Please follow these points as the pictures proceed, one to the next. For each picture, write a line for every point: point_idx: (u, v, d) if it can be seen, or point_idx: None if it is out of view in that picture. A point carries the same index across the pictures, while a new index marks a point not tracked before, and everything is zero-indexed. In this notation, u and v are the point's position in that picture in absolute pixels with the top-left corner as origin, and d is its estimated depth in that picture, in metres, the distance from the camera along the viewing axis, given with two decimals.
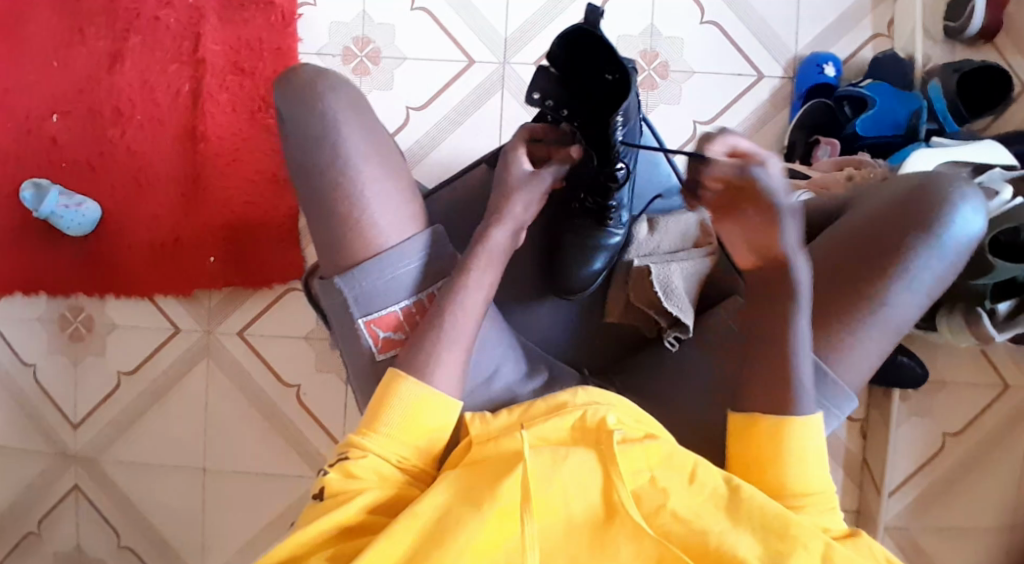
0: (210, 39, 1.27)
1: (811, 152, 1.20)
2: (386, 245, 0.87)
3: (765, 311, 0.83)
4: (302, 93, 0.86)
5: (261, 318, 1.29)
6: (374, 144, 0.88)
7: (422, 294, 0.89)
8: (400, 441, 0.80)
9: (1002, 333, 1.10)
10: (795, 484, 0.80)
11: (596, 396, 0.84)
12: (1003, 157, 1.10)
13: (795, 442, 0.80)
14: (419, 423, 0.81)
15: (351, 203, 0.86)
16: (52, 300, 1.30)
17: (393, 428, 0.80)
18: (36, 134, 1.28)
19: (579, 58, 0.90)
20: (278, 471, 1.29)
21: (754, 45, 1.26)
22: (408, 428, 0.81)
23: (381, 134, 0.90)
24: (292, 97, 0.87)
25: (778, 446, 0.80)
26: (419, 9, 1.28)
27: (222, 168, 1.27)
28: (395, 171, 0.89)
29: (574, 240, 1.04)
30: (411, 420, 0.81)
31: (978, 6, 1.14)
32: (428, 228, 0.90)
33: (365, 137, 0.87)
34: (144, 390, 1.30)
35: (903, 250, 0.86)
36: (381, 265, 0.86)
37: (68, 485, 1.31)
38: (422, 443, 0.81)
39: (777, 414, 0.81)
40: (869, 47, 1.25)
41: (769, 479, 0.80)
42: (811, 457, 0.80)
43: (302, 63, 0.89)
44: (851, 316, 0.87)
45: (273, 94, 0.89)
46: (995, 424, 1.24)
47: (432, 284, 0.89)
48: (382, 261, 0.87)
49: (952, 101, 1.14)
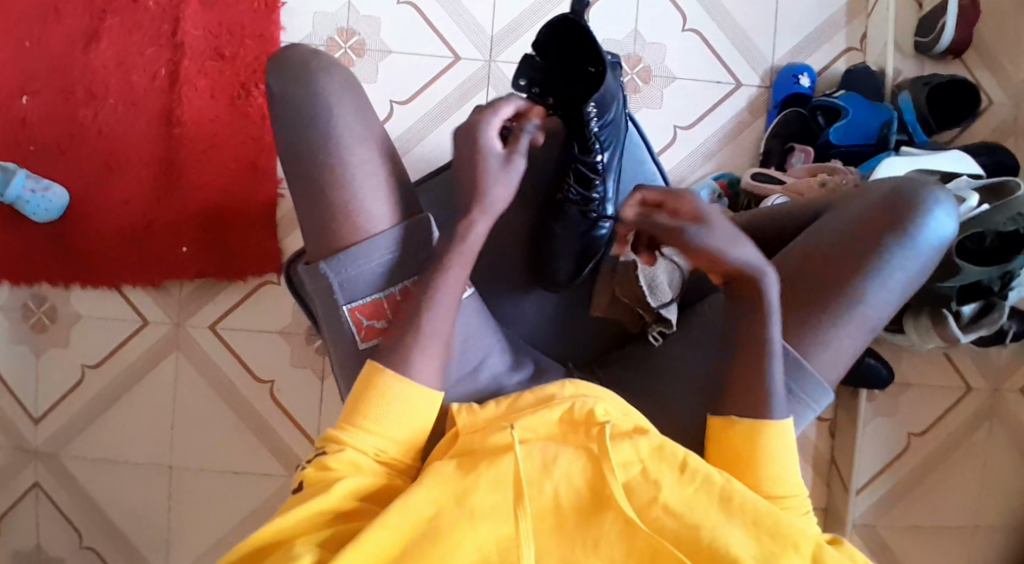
0: (190, 24, 1.24)
1: (786, 159, 1.24)
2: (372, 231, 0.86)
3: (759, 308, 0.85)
4: (299, 77, 0.85)
5: (235, 311, 1.26)
6: (365, 130, 0.87)
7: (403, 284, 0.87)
8: (381, 434, 0.79)
9: (967, 334, 1.15)
10: (772, 484, 0.81)
11: (583, 390, 0.84)
12: (969, 167, 1.16)
13: (767, 443, 0.82)
14: (403, 418, 0.79)
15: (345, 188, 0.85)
16: (15, 288, 1.25)
17: (375, 422, 0.79)
18: (4, 115, 1.23)
19: (565, 47, 0.95)
20: (250, 469, 1.26)
21: (733, 54, 1.29)
22: (390, 421, 0.79)
23: (375, 122, 0.89)
24: (289, 79, 0.86)
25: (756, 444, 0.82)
26: (405, 3, 1.28)
27: (199, 155, 1.24)
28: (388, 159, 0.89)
29: (562, 233, 1.05)
30: (392, 414, 0.79)
31: (948, 23, 1.19)
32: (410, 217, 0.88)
33: (361, 122, 0.87)
34: (110, 383, 1.26)
35: (878, 250, 0.89)
36: (362, 252, 0.85)
37: (27, 482, 1.26)
38: (405, 438, 0.80)
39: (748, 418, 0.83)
40: (842, 60, 1.29)
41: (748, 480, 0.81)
42: (785, 459, 0.82)
43: (296, 48, 0.88)
44: (834, 312, 0.89)
45: (269, 76, 0.87)
46: (956, 426, 1.28)
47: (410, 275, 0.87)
48: (362, 247, 0.85)
49: (921, 113, 1.19)
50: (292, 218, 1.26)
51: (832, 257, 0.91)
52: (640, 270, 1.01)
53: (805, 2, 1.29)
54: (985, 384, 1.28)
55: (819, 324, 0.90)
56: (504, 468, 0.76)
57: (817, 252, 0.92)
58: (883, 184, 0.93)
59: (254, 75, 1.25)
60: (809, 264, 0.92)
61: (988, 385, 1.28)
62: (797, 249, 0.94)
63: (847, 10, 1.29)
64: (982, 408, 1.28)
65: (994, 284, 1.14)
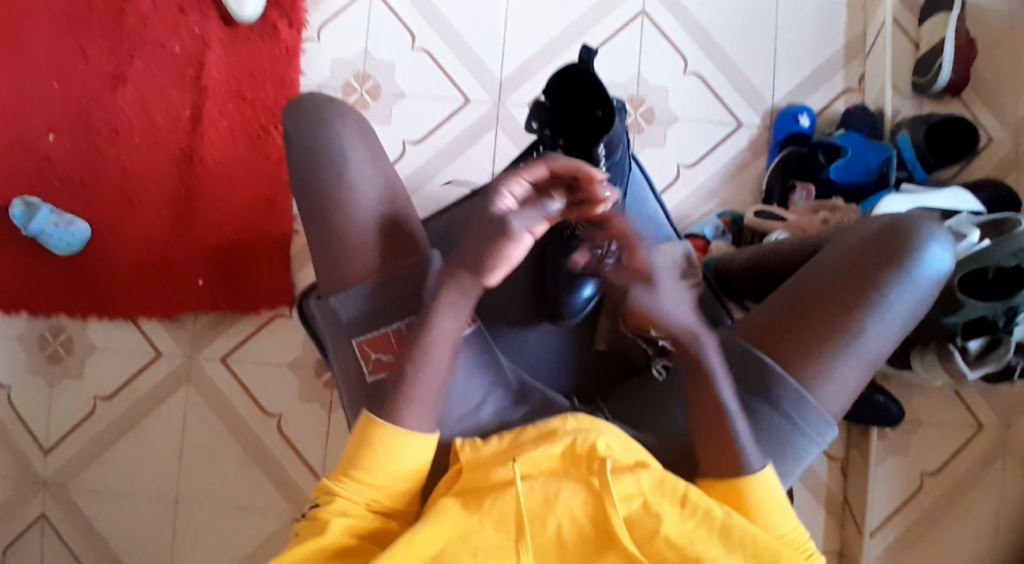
0: (214, 68, 1.30)
1: (788, 196, 1.26)
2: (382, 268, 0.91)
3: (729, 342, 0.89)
4: None
5: (246, 343, 1.29)
6: (374, 169, 0.93)
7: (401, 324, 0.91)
8: (371, 482, 0.84)
9: (973, 370, 1.15)
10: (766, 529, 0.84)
11: (585, 424, 0.89)
12: (970, 204, 1.17)
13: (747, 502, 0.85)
14: (394, 465, 0.84)
15: (354, 220, 0.91)
16: (33, 319, 1.28)
17: (367, 470, 0.84)
18: (31, 151, 1.29)
19: (576, 92, 0.99)
20: (255, 503, 1.26)
21: (734, 96, 1.33)
22: (379, 469, 0.84)
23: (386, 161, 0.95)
24: None
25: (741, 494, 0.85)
26: (419, 49, 1.34)
27: (217, 191, 1.28)
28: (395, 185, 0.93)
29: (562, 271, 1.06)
30: (383, 462, 0.84)
31: (945, 63, 1.22)
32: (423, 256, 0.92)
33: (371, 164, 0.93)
34: (120, 414, 1.27)
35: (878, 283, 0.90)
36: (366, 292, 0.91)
37: (34, 513, 1.26)
38: (393, 484, 0.84)
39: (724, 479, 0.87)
40: (841, 101, 1.32)
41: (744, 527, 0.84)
42: (771, 510, 0.85)
43: (314, 96, 0.96)
44: (833, 342, 0.90)
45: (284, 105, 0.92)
46: (970, 465, 1.26)
47: (405, 316, 0.91)
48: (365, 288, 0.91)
49: (921, 151, 1.22)
50: (305, 252, 1.29)
51: (830, 288, 0.91)
52: None
53: (803, 47, 1.34)
54: (997, 421, 1.27)
55: (819, 353, 0.90)
56: (507, 502, 0.82)
57: (815, 284, 0.93)
58: (881, 219, 0.94)
59: (274, 117, 1.30)
60: (808, 294, 0.93)
61: (1001, 422, 1.27)
62: (795, 281, 0.95)
63: (844, 54, 1.34)
64: (994, 447, 1.26)
65: (999, 319, 1.13)
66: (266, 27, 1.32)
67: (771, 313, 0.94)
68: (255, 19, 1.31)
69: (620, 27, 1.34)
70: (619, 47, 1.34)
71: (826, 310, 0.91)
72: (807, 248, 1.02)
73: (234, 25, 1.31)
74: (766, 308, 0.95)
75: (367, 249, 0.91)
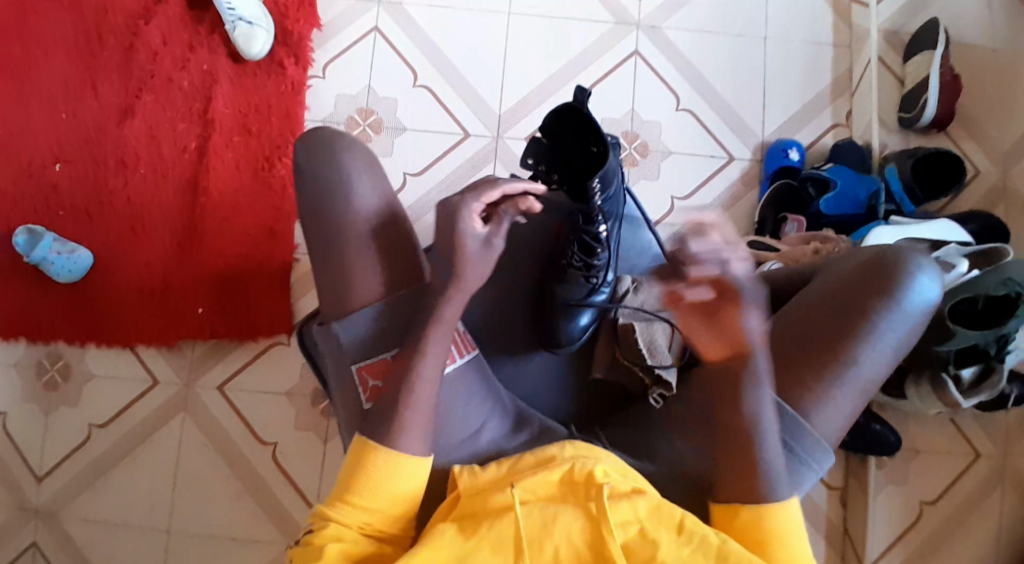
0: (221, 103, 1.33)
1: (780, 228, 1.29)
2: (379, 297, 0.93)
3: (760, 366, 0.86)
4: None
5: (244, 371, 1.29)
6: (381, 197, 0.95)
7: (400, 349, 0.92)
8: (367, 508, 0.85)
9: (968, 399, 1.16)
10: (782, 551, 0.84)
11: (583, 450, 0.91)
12: (958, 234, 1.20)
13: (777, 527, 0.84)
14: (392, 492, 0.85)
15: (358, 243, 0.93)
16: (31, 346, 1.29)
17: (364, 496, 0.85)
18: (38, 180, 1.31)
19: (570, 129, 1.03)
20: (250, 532, 1.25)
21: (726, 132, 1.37)
22: (375, 495, 0.85)
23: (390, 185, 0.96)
24: None
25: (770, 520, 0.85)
26: (421, 86, 1.38)
27: (220, 221, 1.30)
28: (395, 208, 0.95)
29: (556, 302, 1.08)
30: (380, 489, 0.85)
31: (930, 99, 1.26)
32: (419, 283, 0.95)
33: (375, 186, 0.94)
34: (115, 442, 1.27)
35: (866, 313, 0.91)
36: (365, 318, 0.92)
37: (24, 542, 1.24)
38: (388, 510, 0.85)
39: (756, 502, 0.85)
40: (829, 136, 1.36)
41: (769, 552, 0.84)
42: (795, 539, 0.85)
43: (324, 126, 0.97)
44: (825, 372, 0.91)
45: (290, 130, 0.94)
46: (969, 495, 1.26)
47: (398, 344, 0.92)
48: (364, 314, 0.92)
49: (908, 183, 1.24)
50: (305, 281, 1.31)
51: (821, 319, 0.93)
52: (638, 331, 1.04)
53: (793, 85, 1.38)
54: (994, 450, 1.27)
55: (814, 383, 0.91)
56: (505, 527, 0.83)
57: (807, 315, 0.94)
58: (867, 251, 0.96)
59: (277, 150, 1.33)
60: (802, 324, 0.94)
61: (998, 451, 1.27)
62: (788, 313, 0.96)
63: (833, 91, 1.38)
64: (992, 476, 1.26)
65: (991, 347, 1.14)
66: (272, 63, 1.36)
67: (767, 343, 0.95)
68: (262, 56, 1.35)
69: (616, 65, 1.39)
70: (615, 85, 1.38)
71: (815, 341, 0.92)
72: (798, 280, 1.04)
73: (242, 61, 1.35)
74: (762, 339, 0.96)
75: (368, 269, 0.93)
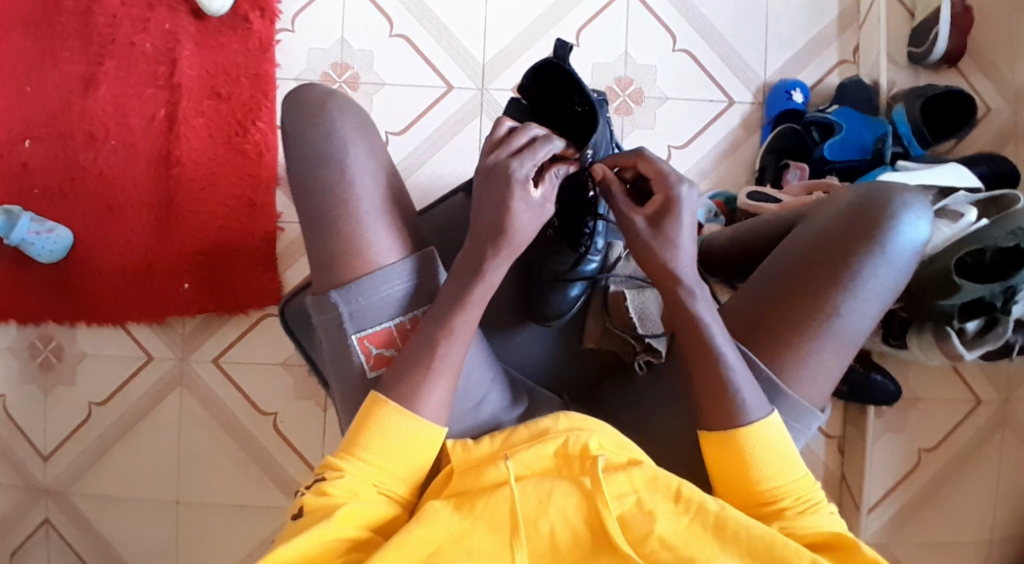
0: (187, 64, 1.27)
1: (781, 176, 1.23)
2: (378, 265, 0.85)
3: (815, 288, 0.85)
4: (297, 116, 0.87)
5: (236, 344, 1.28)
6: (370, 153, 0.87)
7: (406, 317, 0.86)
8: (383, 467, 0.80)
9: (971, 351, 1.11)
10: (769, 484, 0.79)
11: (578, 422, 0.85)
12: (969, 180, 1.12)
13: (754, 455, 0.80)
14: (410, 451, 0.80)
15: (340, 225, 0.85)
16: (22, 328, 1.28)
17: (381, 455, 0.80)
18: (8, 159, 1.27)
19: (553, 91, 0.92)
20: (256, 501, 1.26)
21: (725, 73, 1.29)
22: (392, 453, 0.80)
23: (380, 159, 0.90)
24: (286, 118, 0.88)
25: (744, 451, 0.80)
26: (397, 36, 1.30)
27: (197, 193, 1.26)
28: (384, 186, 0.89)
29: (547, 270, 0.99)
30: (397, 449, 0.80)
31: (940, 33, 1.18)
32: (419, 252, 0.88)
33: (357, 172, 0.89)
34: (115, 420, 1.27)
35: (852, 259, 0.85)
36: (372, 283, 0.84)
37: (37, 519, 1.27)
38: (402, 471, 0.81)
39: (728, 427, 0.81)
40: (835, 73, 1.29)
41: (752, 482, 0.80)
42: (779, 465, 0.80)
43: (300, 92, 0.89)
44: (808, 330, 0.85)
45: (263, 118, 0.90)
46: (968, 440, 1.26)
47: (418, 308, 0.87)
48: (373, 279, 0.84)
49: (916, 125, 1.17)
50: (293, 249, 1.28)
51: (804, 273, 0.87)
52: (629, 299, 0.98)
53: (795, 19, 1.29)
54: (994, 396, 1.27)
55: (795, 343, 0.85)
56: (501, 505, 0.78)
57: (788, 263, 0.88)
58: (855, 191, 0.90)
59: (250, 113, 1.28)
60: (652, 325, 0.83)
61: (998, 396, 1.27)
62: (772, 261, 0.90)
63: (838, 24, 1.29)
64: (992, 421, 1.26)
65: (997, 300, 1.08)
66: (237, 18, 1.28)
67: (757, 298, 0.89)
68: (226, 12, 1.28)
69: (604, 4, 1.30)
70: (604, 26, 1.30)
71: (792, 281, 0.87)
72: (779, 228, 0.98)
73: (205, 19, 1.28)
74: (751, 288, 0.90)
75: None
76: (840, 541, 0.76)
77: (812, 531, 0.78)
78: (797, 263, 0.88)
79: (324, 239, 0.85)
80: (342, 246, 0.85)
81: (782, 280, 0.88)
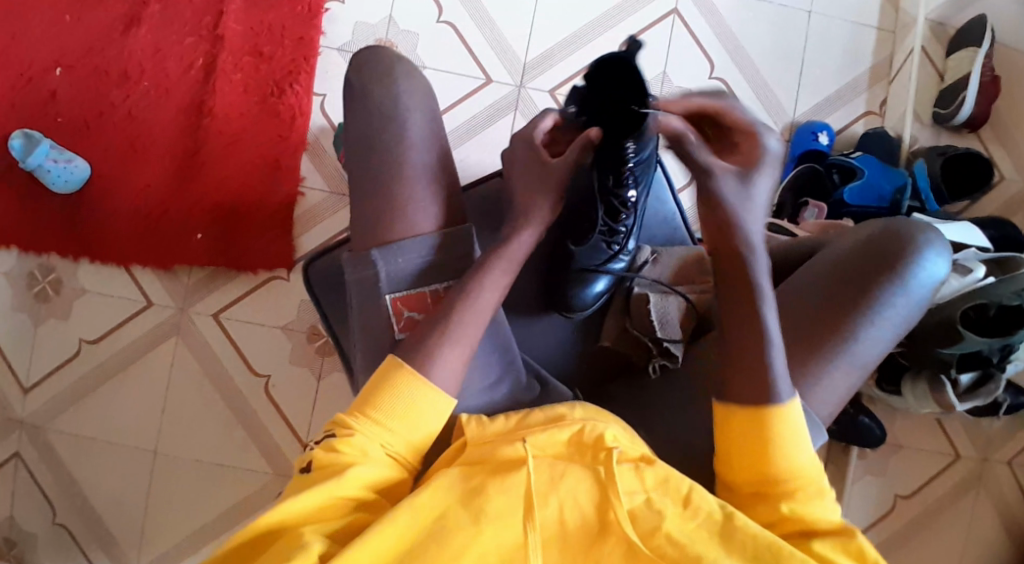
0: (233, 19, 1.28)
1: (799, 212, 1.24)
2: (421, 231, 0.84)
3: (833, 310, 0.88)
4: (369, 70, 0.87)
5: (238, 302, 1.26)
6: (429, 120, 0.87)
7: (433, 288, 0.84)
8: (396, 431, 0.75)
9: (962, 403, 1.14)
10: (785, 454, 0.76)
11: (594, 414, 0.80)
12: (979, 239, 1.16)
13: (769, 433, 0.76)
14: (425, 415, 0.76)
15: (390, 179, 0.84)
16: (23, 255, 1.25)
17: (390, 417, 0.75)
18: (36, 85, 1.26)
19: (615, 84, 0.83)
20: (234, 463, 1.23)
21: (756, 107, 1.33)
22: (403, 418, 0.75)
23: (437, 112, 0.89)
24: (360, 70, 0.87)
25: (756, 430, 0.77)
26: (444, 22, 1.31)
27: (223, 146, 1.26)
28: (438, 147, 0.87)
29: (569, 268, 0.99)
30: (414, 413, 0.76)
31: (968, 97, 1.24)
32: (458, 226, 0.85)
33: (429, 124, 0.87)
34: (104, 360, 1.25)
35: (874, 290, 0.87)
36: (416, 244, 0.83)
37: (8, 452, 1.24)
38: (416, 438, 0.76)
39: (749, 403, 0.78)
40: (860, 122, 1.33)
41: (760, 464, 0.76)
42: (794, 443, 0.76)
43: (372, 47, 0.89)
44: (826, 353, 0.87)
45: (346, 65, 0.88)
46: (944, 494, 1.29)
47: (438, 282, 0.84)
48: (415, 241, 0.83)
49: (934, 180, 1.22)
50: (309, 214, 1.27)
51: (826, 298, 0.89)
52: (652, 301, 0.97)
53: (829, 66, 1.34)
54: (975, 454, 1.30)
55: (810, 363, 0.87)
56: (510, 484, 0.73)
57: (809, 287, 0.90)
58: (879, 225, 0.92)
59: (289, 76, 1.28)
60: None
61: (978, 455, 1.30)
62: (794, 282, 0.92)
63: (869, 77, 1.34)
64: (969, 477, 1.29)
65: (994, 356, 1.12)
66: None
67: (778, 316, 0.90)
68: None
69: (649, 24, 1.33)
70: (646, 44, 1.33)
71: (812, 303, 0.89)
72: (799, 255, 1.00)
73: None
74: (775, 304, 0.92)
75: None
76: (841, 531, 0.73)
77: (815, 516, 0.74)
78: (817, 288, 0.90)
79: (367, 197, 0.84)
80: (385, 204, 0.83)
81: (805, 305, 0.89)
